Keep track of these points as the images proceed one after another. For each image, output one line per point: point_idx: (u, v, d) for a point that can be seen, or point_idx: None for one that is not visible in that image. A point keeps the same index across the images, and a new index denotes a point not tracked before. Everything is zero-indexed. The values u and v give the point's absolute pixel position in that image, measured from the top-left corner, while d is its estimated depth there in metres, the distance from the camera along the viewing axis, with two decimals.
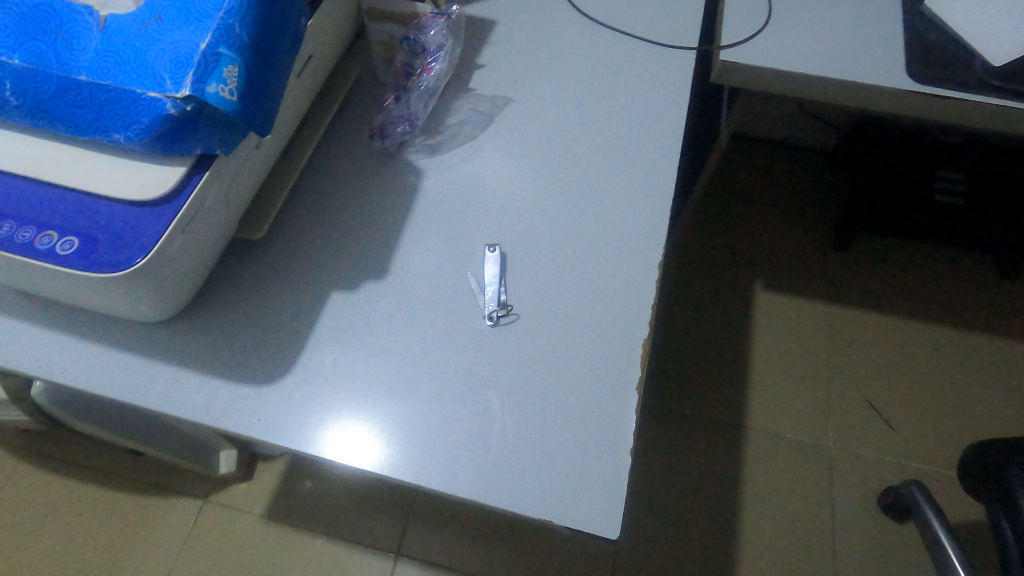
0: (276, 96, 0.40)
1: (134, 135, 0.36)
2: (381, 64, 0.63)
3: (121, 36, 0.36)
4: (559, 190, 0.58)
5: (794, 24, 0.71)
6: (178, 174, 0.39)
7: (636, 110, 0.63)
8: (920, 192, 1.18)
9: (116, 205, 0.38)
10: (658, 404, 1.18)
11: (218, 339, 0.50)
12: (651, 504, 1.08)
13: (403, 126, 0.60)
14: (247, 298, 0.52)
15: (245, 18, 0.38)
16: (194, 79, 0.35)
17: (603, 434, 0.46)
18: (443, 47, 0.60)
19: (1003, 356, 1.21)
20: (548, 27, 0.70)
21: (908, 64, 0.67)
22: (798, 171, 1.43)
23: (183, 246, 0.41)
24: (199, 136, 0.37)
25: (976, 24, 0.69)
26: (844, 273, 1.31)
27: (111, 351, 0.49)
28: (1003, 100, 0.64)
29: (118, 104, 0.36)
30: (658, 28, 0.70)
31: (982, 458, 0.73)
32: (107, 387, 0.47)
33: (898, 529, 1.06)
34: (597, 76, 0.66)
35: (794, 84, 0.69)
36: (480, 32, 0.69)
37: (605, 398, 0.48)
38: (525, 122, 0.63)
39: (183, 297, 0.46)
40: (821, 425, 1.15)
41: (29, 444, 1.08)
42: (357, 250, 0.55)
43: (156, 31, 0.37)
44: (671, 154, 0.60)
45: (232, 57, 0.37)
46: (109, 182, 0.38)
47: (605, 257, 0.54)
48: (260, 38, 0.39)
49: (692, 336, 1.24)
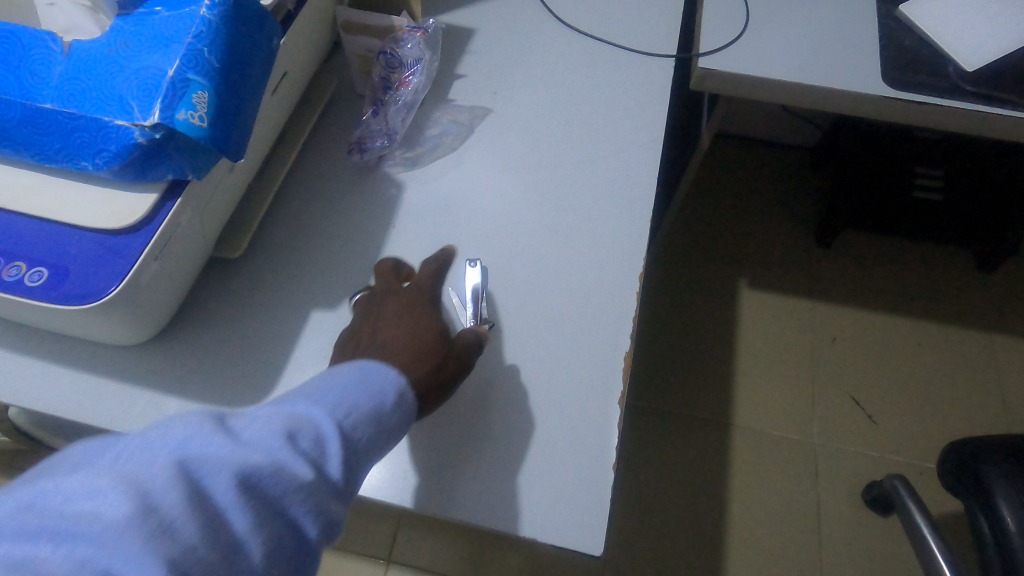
0: (249, 120, 0.40)
1: (103, 162, 0.36)
2: (359, 77, 0.62)
3: (87, 63, 0.36)
4: (539, 202, 0.58)
5: (771, 31, 0.71)
6: (150, 201, 0.38)
7: (615, 118, 0.63)
8: (899, 187, 1.19)
9: (86, 234, 0.38)
10: (646, 404, 1.18)
11: (198, 362, 0.49)
12: (640, 504, 1.09)
13: (381, 140, 0.59)
14: (228, 318, 0.51)
15: (215, 43, 0.37)
16: (162, 107, 0.35)
17: (585, 449, 0.47)
18: (421, 60, 0.58)
19: (981, 349, 1.24)
20: (527, 35, 0.70)
21: (883, 71, 0.68)
22: (781, 169, 1.45)
23: (157, 272, 0.40)
24: (169, 162, 0.37)
25: (950, 28, 0.69)
26: (826, 269, 1.32)
27: (87, 376, 0.48)
28: (975, 104, 0.65)
29: (84, 132, 0.35)
30: (636, 35, 0.70)
31: (960, 455, 0.74)
32: (83, 413, 0.47)
33: (881, 522, 1.08)
34: (575, 86, 0.66)
35: (771, 91, 0.69)
36: (458, 41, 0.69)
37: (587, 414, 0.48)
38: (505, 132, 0.63)
39: (160, 319, 0.46)
40: (806, 422, 1.17)
41: (10, 459, 1.06)
42: (338, 265, 0.54)
43: (124, 58, 0.36)
44: (650, 163, 0.60)
45: (202, 82, 0.36)
46: (79, 210, 0.37)
47: (585, 269, 0.55)
48: (231, 61, 0.38)
49: (678, 335, 1.25)
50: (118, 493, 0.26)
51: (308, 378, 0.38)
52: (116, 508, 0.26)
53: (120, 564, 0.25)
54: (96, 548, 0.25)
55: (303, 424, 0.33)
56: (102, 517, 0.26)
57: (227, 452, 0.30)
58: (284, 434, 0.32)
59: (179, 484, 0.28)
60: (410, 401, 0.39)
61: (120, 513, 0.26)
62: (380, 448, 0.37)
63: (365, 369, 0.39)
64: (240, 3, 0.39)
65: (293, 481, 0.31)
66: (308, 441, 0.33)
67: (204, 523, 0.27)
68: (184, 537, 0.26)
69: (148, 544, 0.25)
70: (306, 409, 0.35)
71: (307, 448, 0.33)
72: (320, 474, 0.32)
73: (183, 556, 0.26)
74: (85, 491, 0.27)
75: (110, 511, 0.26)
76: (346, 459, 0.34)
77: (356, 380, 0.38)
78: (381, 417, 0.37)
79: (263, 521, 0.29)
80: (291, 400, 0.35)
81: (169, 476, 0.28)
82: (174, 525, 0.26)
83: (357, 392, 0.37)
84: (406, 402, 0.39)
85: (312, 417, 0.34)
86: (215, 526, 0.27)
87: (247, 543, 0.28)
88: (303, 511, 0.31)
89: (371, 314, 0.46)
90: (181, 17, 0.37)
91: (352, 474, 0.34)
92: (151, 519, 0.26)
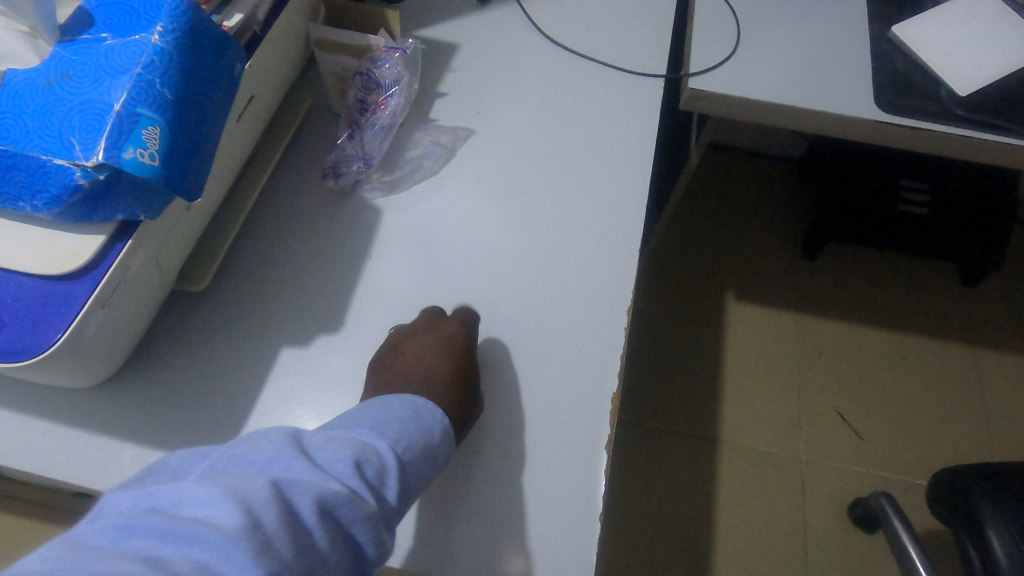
0: (207, 155, 0.37)
1: (43, 204, 0.33)
2: (335, 96, 0.59)
3: (25, 95, 0.32)
4: (524, 230, 0.56)
5: (762, 51, 0.69)
6: (96, 244, 0.35)
7: (604, 140, 0.61)
8: (887, 201, 1.19)
9: (26, 280, 0.34)
10: (633, 421, 1.16)
11: (156, 404, 0.46)
12: (627, 524, 1.07)
13: (357, 164, 0.56)
14: (191, 356, 0.48)
15: (168, 73, 0.34)
16: (107, 145, 0.31)
17: (569, 499, 0.45)
18: (400, 82, 0.56)
19: (965, 364, 1.24)
20: (513, 51, 0.67)
21: (876, 94, 0.66)
22: (768, 181, 1.44)
23: (106, 318, 0.37)
24: (117, 203, 0.34)
25: (944, 50, 0.68)
26: (813, 283, 1.31)
27: (34, 420, 0.45)
28: (968, 130, 0.64)
29: (20, 172, 0.32)
30: (625, 53, 0.68)
31: (951, 483, 0.73)
32: (29, 463, 0.43)
33: (868, 540, 1.08)
34: (562, 106, 0.63)
35: (764, 112, 0.67)
36: (441, 57, 0.66)
37: (570, 462, 0.46)
38: (488, 154, 0.60)
39: (113, 361, 0.43)
40: (793, 438, 1.16)
41: None
42: (311, 297, 0.51)
43: (66, 90, 0.33)
44: (640, 189, 0.58)
45: (153, 117, 0.33)
46: (16, 254, 0.34)
47: (572, 303, 0.52)
48: (187, 93, 0.35)
49: (666, 350, 1.23)
50: (228, 502, 0.27)
51: (359, 410, 0.40)
52: (225, 518, 0.27)
53: (234, 570, 0.25)
54: (214, 554, 0.25)
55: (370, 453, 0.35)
56: (214, 526, 0.26)
57: (311, 475, 0.31)
58: (352, 461, 0.34)
59: (276, 500, 0.29)
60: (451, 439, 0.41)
61: (232, 523, 0.26)
62: (424, 483, 0.38)
63: (417, 405, 0.41)
64: (197, 28, 0.36)
65: (365, 508, 0.32)
66: (372, 470, 0.35)
67: (297, 538, 0.28)
68: (279, 554, 0.27)
69: (255, 556, 0.26)
70: (368, 439, 0.37)
71: (373, 476, 0.34)
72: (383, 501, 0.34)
73: (283, 566, 0.27)
74: (197, 501, 0.28)
75: (223, 518, 0.27)
76: (402, 490, 0.35)
77: (406, 417, 0.39)
78: (431, 452, 0.39)
79: (340, 543, 0.30)
80: (352, 432, 0.37)
81: (267, 493, 0.29)
82: (276, 538, 0.27)
83: (407, 427, 0.39)
84: (446, 442, 0.40)
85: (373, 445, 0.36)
86: (304, 542, 0.28)
87: (325, 564, 0.29)
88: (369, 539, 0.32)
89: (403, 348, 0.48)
90: (130, 44, 0.34)
91: (405, 502, 0.36)
92: (248, 532, 0.27)
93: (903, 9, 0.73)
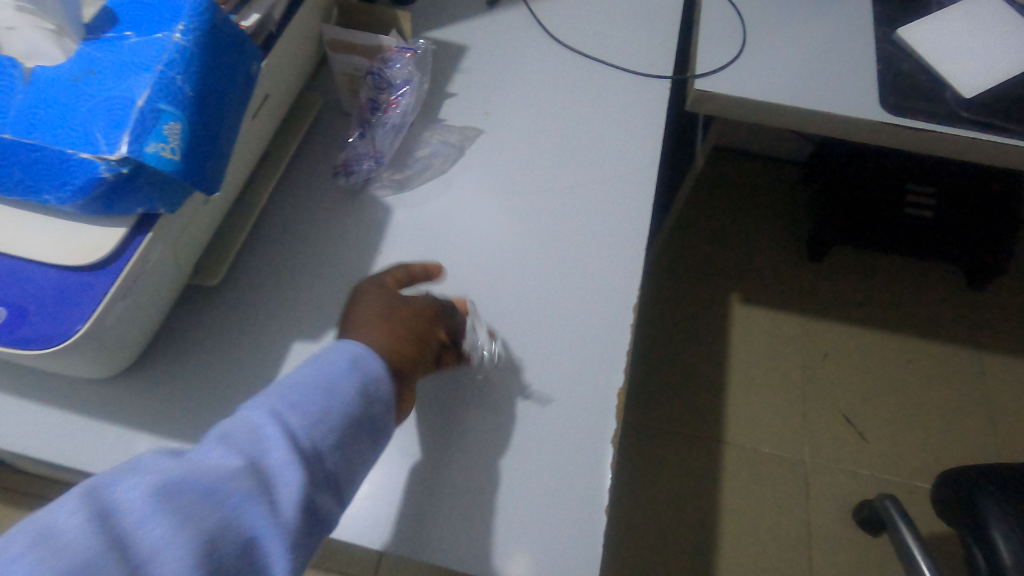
0: (224, 150, 0.38)
1: (67, 197, 0.34)
2: (346, 95, 0.60)
3: (52, 91, 0.34)
4: (531, 228, 0.57)
5: (768, 53, 0.70)
6: (117, 236, 0.36)
7: (610, 140, 0.62)
8: (892, 203, 1.19)
9: (48, 270, 0.35)
10: (638, 421, 1.17)
11: (170, 396, 0.47)
12: (632, 523, 1.08)
13: (368, 163, 0.57)
14: (205, 349, 0.49)
15: (189, 71, 0.35)
16: (131, 140, 0.32)
17: (574, 492, 0.45)
18: (410, 82, 0.57)
19: (971, 367, 1.23)
20: (521, 52, 0.68)
21: (882, 96, 0.67)
22: (773, 183, 1.44)
23: (125, 309, 0.38)
24: (138, 196, 0.35)
25: (949, 52, 0.69)
26: (818, 285, 1.32)
27: (53, 411, 0.46)
28: (972, 132, 0.64)
29: (46, 165, 0.33)
30: (632, 55, 0.69)
31: (955, 485, 0.73)
32: (48, 451, 0.44)
33: (872, 543, 1.08)
34: (570, 106, 0.64)
35: (770, 113, 0.68)
36: (450, 59, 0.67)
37: (576, 456, 0.47)
38: (496, 153, 0.61)
39: (130, 352, 0.43)
40: (798, 440, 1.16)
41: None
42: (322, 292, 0.52)
43: (90, 86, 0.34)
44: (647, 188, 0.59)
45: (174, 113, 0.34)
46: (39, 245, 0.35)
47: (578, 300, 0.53)
48: (206, 91, 0.36)
49: (671, 351, 1.23)
50: (31, 526, 0.27)
51: None
52: (26, 540, 0.27)
53: None
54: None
55: (234, 423, 0.33)
56: (13, 550, 0.26)
57: (148, 468, 0.30)
58: (216, 437, 0.33)
59: (92, 506, 0.28)
60: (379, 385, 0.38)
61: (27, 545, 0.26)
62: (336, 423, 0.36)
63: (321, 350, 0.39)
64: (217, 27, 0.37)
65: (218, 480, 0.30)
66: (243, 435, 0.33)
67: (120, 536, 0.28)
68: (86, 558, 0.26)
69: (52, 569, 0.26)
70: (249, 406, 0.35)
71: (246, 440, 0.33)
72: (254, 463, 0.32)
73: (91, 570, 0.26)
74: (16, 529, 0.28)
75: (20, 545, 0.26)
76: (289, 439, 0.33)
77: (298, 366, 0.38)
78: (332, 389, 0.36)
79: (187, 519, 0.29)
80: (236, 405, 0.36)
81: (80, 501, 0.28)
82: (83, 544, 0.27)
83: (306, 391, 0.36)
84: (378, 385, 0.38)
85: (257, 422, 0.34)
86: (130, 537, 0.28)
87: (163, 549, 0.28)
88: (233, 506, 0.30)
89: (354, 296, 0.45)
90: (152, 43, 0.35)
91: (317, 473, 0.34)
92: (44, 549, 0.26)
93: (908, 13, 0.73)
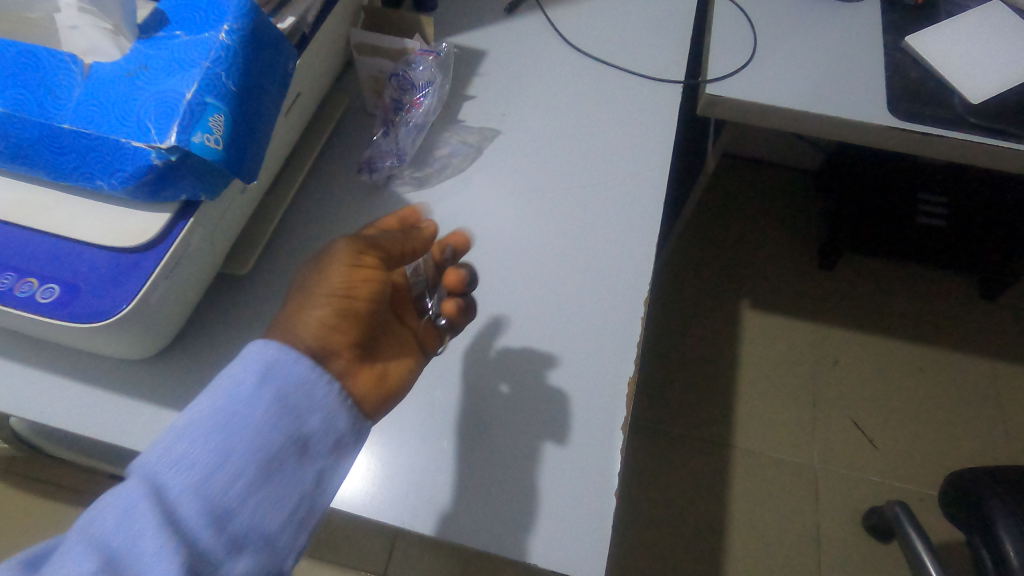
0: (261, 142, 0.40)
1: (118, 182, 0.36)
2: (370, 97, 0.62)
3: (107, 85, 0.36)
4: (547, 225, 0.59)
5: (778, 60, 0.72)
6: (161, 220, 0.38)
7: (624, 142, 0.64)
8: (904, 213, 1.19)
9: (97, 252, 0.38)
10: (647, 423, 1.18)
11: (202, 378, 0.49)
12: (640, 524, 1.09)
13: (391, 160, 0.60)
14: (234, 335, 0.51)
15: (232, 67, 0.38)
16: (179, 130, 0.35)
17: (586, 476, 0.47)
18: (432, 83, 0.59)
19: (983, 375, 1.23)
20: (538, 58, 0.71)
21: (890, 101, 0.68)
22: (784, 190, 1.45)
23: (166, 290, 0.41)
24: (183, 183, 0.37)
25: (957, 59, 0.70)
26: (828, 291, 1.32)
27: (93, 390, 0.48)
28: (979, 137, 0.66)
29: (101, 153, 0.36)
30: (645, 60, 0.71)
31: (962, 485, 0.74)
32: (89, 427, 0.47)
33: (882, 549, 1.08)
34: (584, 108, 0.67)
35: (779, 118, 0.70)
36: (469, 63, 0.70)
37: (587, 441, 0.48)
38: (513, 153, 0.63)
39: (166, 333, 0.46)
40: (807, 445, 1.16)
41: (6, 465, 1.02)
42: None
43: (142, 81, 0.37)
44: (657, 188, 0.61)
45: (219, 106, 0.37)
46: (90, 228, 0.38)
47: (590, 294, 0.55)
48: (247, 86, 0.39)
49: (681, 355, 1.24)
50: None
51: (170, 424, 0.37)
52: None
53: None
54: None
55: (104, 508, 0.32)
56: None
57: None
58: (90, 528, 0.32)
59: None
60: (311, 394, 0.37)
61: None
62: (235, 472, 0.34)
63: (220, 377, 0.36)
64: (258, 28, 0.40)
65: None
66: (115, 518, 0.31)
67: None
68: None
69: None
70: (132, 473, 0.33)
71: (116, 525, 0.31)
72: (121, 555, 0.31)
73: None
74: None
75: None
76: (166, 513, 0.32)
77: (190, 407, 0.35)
78: (223, 440, 0.34)
79: None
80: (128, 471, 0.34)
81: None
82: None
83: (187, 451, 0.33)
84: (296, 399, 0.36)
85: (130, 499, 0.32)
86: None
87: None
88: None
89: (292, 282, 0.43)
90: (200, 42, 0.38)
91: (206, 539, 0.32)
92: None
93: (917, 21, 0.75)
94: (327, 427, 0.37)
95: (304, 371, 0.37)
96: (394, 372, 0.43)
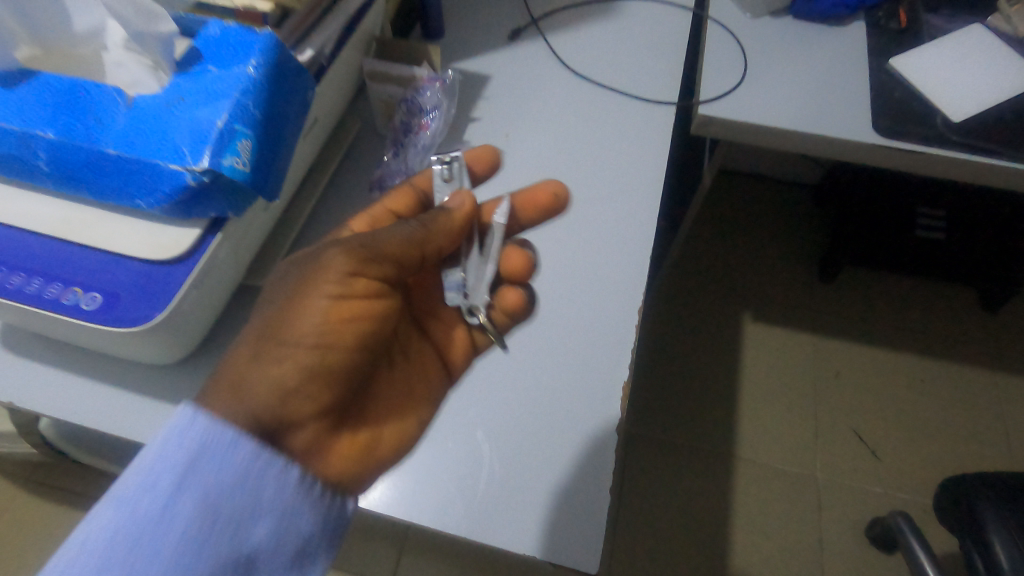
0: (282, 164, 0.44)
1: (156, 201, 0.40)
2: (381, 119, 0.67)
3: (147, 114, 0.40)
4: (547, 238, 0.62)
5: (767, 81, 0.76)
6: (193, 235, 0.42)
7: (620, 161, 0.68)
8: (902, 226, 1.22)
9: (135, 264, 0.42)
10: (650, 434, 1.19)
11: None
12: (644, 534, 1.10)
13: (401, 178, 0.63)
14: None
15: (259, 97, 0.42)
16: (212, 153, 0.39)
17: (583, 473, 0.50)
18: (439, 107, 0.63)
19: (984, 386, 1.25)
20: (539, 81, 0.75)
21: (875, 120, 0.72)
22: (784, 204, 1.48)
23: (195, 298, 0.44)
24: (213, 201, 0.41)
25: (939, 79, 0.73)
26: (829, 304, 1.34)
27: (123, 393, 0.52)
28: (961, 153, 0.69)
29: (141, 174, 0.40)
30: (640, 83, 0.75)
31: (955, 492, 0.75)
32: (120, 428, 0.50)
33: (885, 559, 1.09)
34: (583, 129, 0.71)
35: (769, 136, 0.73)
36: (474, 87, 0.74)
37: (584, 440, 0.51)
38: (515, 172, 0.67)
39: (192, 339, 0.50)
40: (809, 455, 1.18)
41: (29, 474, 1.06)
42: None
43: (179, 110, 0.41)
44: (652, 204, 0.64)
45: (247, 132, 0.41)
46: (130, 242, 0.42)
47: (587, 302, 0.58)
48: (271, 113, 0.43)
49: (684, 366, 1.27)
50: None
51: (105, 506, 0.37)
52: None
53: None
54: None
55: None
56: None
57: None
58: None
59: None
60: (254, 492, 0.37)
61: None
62: None
63: (143, 481, 0.36)
64: (282, 61, 0.44)
65: None
66: None
67: None
68: None
69: None
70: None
71: None
72: None
73: None
74: None
75: None
76: None
77: (107, 519, 0.35)
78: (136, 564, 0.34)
79: None
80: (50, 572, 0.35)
81: None
82: None
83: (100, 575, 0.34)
84: (222, 514, 0.36)
85: None
86: None
87: None
88: None
89: (266, 310, 0.43)
90: (231, 76, 0.42)
91: None
92: None
93: (901, 43, 0.78)
94: (267, 532, 0.38)
95: (235, 476, 0.37)
96: (385, 432, 0.47)
